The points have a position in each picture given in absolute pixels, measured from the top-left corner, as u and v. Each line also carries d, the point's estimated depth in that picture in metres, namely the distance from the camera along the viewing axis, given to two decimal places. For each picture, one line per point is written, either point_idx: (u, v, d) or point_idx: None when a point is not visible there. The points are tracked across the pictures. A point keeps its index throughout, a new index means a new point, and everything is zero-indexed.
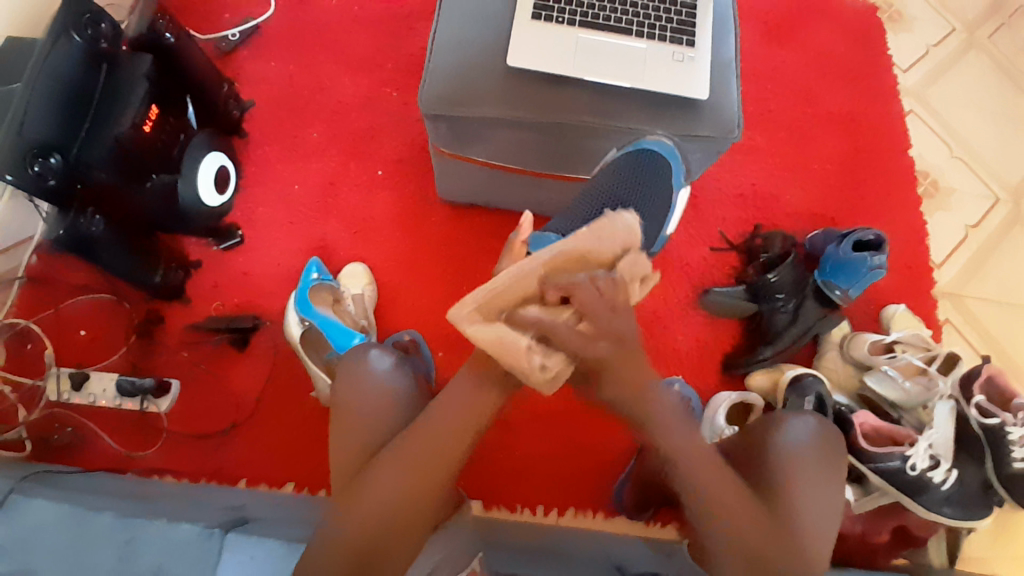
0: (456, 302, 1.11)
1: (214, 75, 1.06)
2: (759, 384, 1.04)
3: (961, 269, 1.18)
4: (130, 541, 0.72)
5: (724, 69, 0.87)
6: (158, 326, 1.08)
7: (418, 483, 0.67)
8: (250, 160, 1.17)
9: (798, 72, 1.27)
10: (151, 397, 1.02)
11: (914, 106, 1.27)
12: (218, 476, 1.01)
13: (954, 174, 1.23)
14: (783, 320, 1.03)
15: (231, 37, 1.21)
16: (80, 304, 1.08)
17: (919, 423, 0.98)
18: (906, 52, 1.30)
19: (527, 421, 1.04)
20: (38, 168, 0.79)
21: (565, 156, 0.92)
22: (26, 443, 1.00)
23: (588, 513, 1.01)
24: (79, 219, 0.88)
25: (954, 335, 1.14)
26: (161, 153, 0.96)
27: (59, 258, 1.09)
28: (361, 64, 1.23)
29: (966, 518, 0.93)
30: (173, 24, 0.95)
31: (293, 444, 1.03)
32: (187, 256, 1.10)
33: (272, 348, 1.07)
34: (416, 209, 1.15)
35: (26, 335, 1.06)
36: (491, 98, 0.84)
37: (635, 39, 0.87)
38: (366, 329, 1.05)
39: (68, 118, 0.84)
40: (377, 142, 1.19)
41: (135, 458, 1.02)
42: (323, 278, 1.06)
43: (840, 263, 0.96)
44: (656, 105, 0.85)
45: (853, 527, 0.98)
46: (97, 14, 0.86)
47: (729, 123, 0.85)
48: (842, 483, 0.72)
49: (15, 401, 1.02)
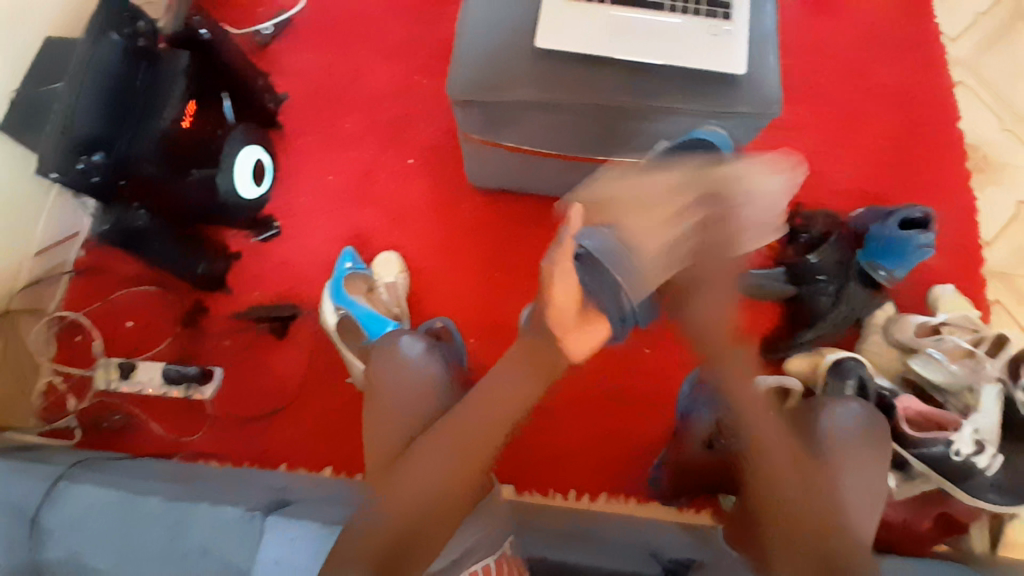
0: (489, 289, 1.11)
1: (248, 67, 1.08)
2: (797, 368, 1.02)
3: (1014, 247, 1.12)
4: (179, 523, 0.75)
5: (763, 43, 0.84)
6: (200, 316, 1.11)
7: (459, 468, 0.68)
8: (285, 152, 1.18)
9: (839, 46, 1.22)
10: (196, 384, 1.05)
11: (964, 76, 1.21)
12: (261, 460, 1.04)
13: (1008, 147, 1.17)
14: (825, 303, 1.00)
15: (265, 30, 1.23)
16: (126, 296, 1.12)
17: (964, 408, 0.94)
18: (954, 21, 1.24)
19: (562, 406, 1.04)
20: (83, 165, 0.83)
21: (598, 138, 0.90)
22: (76, 431, 1.05)
23: (621, 498, 1.00)
24: (126, 213, 0.94)
25: (1006, 317, 1.09)
26: (203, 146, 0.96)
27: (106, 251, 1.13)
28: (392, 53, 1.23)
29: (1013, 505, 0.89)
30: (207, 20, 0.97)
31: (331, 430, 1.05)
32: (226, 247, 1.13)
33: (309, 336, 1.09)
34: (448, 196, 1.16)
35: (75, 327, 1.10)
36: (523, 80, 0.83)
37: (669, 14, 0.84)
38: (399, 317, 1.07)
39: (112, 116, 0.86)
40: (409, 130, 1.19)
41: (183, 442, 1.06)
42: (357, 267, 1.07)
43: (888, 243, 0.92)
44: (692, 81, 0.83)
45: (897, 515, 0.97)
46: (136, 13, 0.90)
47: (768, 99, 0.82)
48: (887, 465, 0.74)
49: (66, 391, 1.08)
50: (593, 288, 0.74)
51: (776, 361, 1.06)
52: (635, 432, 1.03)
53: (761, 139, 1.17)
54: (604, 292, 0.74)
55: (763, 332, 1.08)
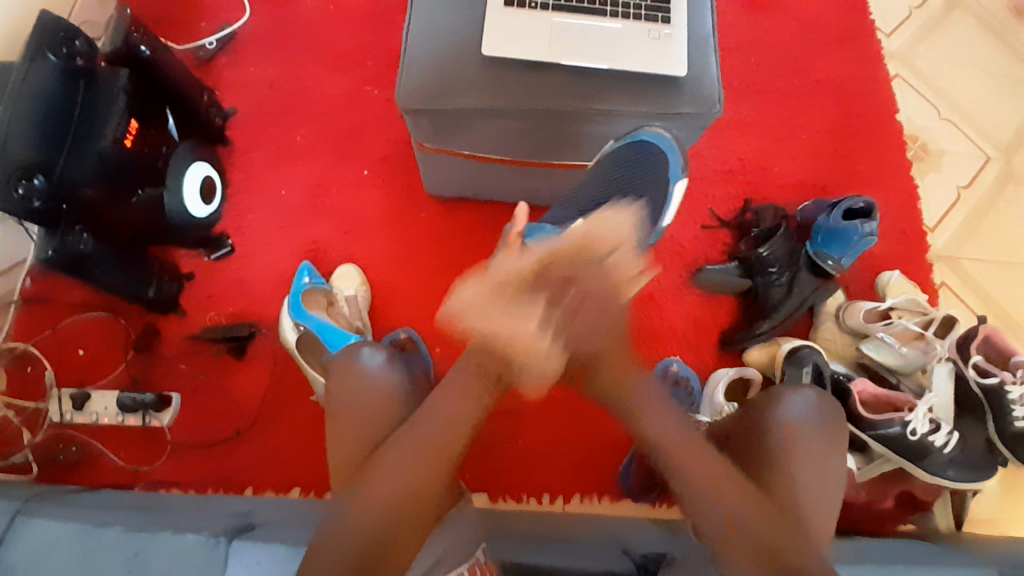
0: (451, 297, 1.11)
1: (193, 84, 1.06)
2: (757, 358, 1.04)
3: (955, 230, 1.17)
4: (138, 554, 0.72)
5: (702, 44, 0.86)
6: (155, 340, 1.08)
7: (418, 474, 0.68)
8: (236, 168, 1.16)
9: (781, 43, 1.26)
10: (153, 411, 1.02)
11: (900, 69, 1.26)
12: (224, 485, 1.02)
13: (945, 135, 1.23)
14: (778, 294, 1.03)
15: (208, 46, 1.21)
16: (77, 324, 1.08)
17: (919, 388, 0.98)
18: (889, 15, 1.29)
19: (529, 411, 1.04)
20: (23, 190, 0.79)
21: (548, 143, 0.91)
22: (33, 465, 1.01)
23: (594, 498, 1.01)
24: (67, 237, 0.87)
25: (952, 298, 1.13)
26: (146, 166, 0.95)
27: (53, 279, 1.09)
28: (342, 64, 1.22)
29: (971, 481, 0.93)
30: (148, 36, 0.95)
31: (296, 448, 1.03)
32: (180, 268, 1.10)
33: (270, 355, 1.07)
34: (405, 205, 1.15)
35: (24, 358, 1.06)
36: (469, 88, 0.83)
37: (610, 19, 0.86)
38: (361, 330, 1.06)
39: (48, 139, 0.83)
40: (363, 141, 1.18)
41: (141, 472, 1.03)
42: (315, 282, 1.06)
43: (832, 232, 0.96)
44: (636, 84, 0.84)
45: (858, 495, 0.98)
46: (71, 31, 0.86)
47: (710, 99, 0.84)
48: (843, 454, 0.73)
49: (19, 426, 1.03)
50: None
51: (736, 354, 1.08)
52: (602, 431, 1.04)
53: (710, 136, 1.20)
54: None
55: (721, 325, 1.08)
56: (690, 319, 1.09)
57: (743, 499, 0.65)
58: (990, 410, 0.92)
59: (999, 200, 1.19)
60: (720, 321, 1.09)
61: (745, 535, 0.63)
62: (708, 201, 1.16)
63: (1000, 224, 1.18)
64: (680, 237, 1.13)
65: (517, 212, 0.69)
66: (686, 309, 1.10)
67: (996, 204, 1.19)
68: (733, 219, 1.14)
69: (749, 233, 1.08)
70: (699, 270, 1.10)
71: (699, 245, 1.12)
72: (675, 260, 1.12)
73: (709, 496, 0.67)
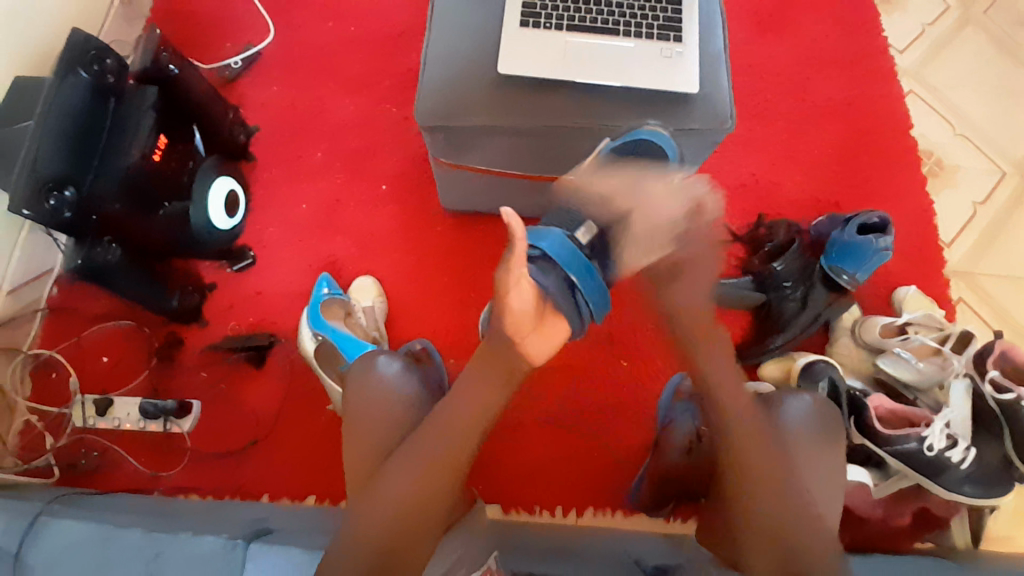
0: (464, 309, 1.13)
1: (217, 99, 1.08)
2: (771, 374, 1.06)
3: (971, 246, 1.17)
4: (158, 556, 0.73)
5: (713, 61, 0.88)
6: (177, 348, 1.10)
7: (427, 479, 0.69)
8: (257, 183, 1.19)
9: (794, 61, 1.27)
10: (173, 418, 1.04)
11: (914, 86, 1.26)
12: (241, 491, 1.03)
13: (960, 152, 1.22)
14: (793, 308, 1.03)
15: (232, 65, 1.25)
16: (100, 331, 1.11)
17: (936, 404, 0.98)
18: (902, 33, 1.30)
19: (540, 423, 1.05)
20: (54, 201, 0.83)
21: (562, 158, 0.93)
22: (55, 469, 1.04)
23: (606, 512, 1.01)
24: (95, 248, 0.91)
25: (968, 313, 1.13)
26: (171, 180, 0.98)
27: (80, 288, 1.13)
28: (361, 82, 1.25)
29: (988, 497, 0.91)
30: (175, 55, 0.97)
31: (312, 458, 1.05)
32: (201, 279, 1.13)
33: (287, 363, 1.10)
34: (420, 219, 1.17)
35: (50, 364, 1.09)
36: (484, 106, 0.86)
37: (622, 39, 0.88)
38: (378, 340, 1.08)
39: (79, 154, 0.87)
40: (381, 157, 1.21)
41: (160, 477, 1.05)
42: (332, 293, 1.08)
43: (847, 247, 0.96)
44: (647, 101, 0.86)
45: (875, 511, 0.97)
46: (102, 50, 0.91)
47: (721, 114, 0.85)
48: (842, 453, 0.76)
49: (42, 430, 1.06)
50: (551, 290, 0.72)
51: (749, 368, 1.08)
52: (614, 443, 1.04)
53: (722, 152, 1.21)
54: (561, 292, 0.73)
55: (734, 339, 1.10)
56: None
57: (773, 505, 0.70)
58: (1008, 425, 0.88)
59: (1015, 216, 1.18)
60: (733, 335, 1.10)
61: (762, 519, 0.70)
62: None
63: (1016, 239, 1.17)
64: None
65: (508, 216, 0.64)
66: None
67: (1013, 220, 1.18)
68: (745, 234, 1.15)
69: (762, 249, 1.08)
70: None
71: None
72: None
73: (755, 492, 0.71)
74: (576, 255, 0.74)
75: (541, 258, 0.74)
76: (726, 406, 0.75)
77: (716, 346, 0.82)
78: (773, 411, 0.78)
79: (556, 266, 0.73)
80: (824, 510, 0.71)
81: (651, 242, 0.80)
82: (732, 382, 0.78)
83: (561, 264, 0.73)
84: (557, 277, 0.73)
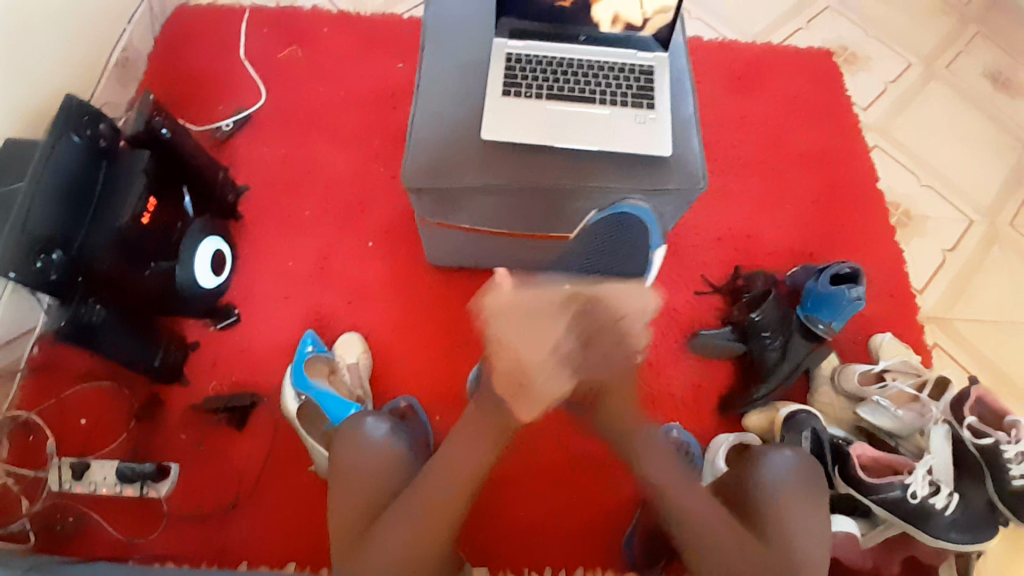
0: (451, 363, 1.13)
1: (210, 163, 1.10)
2: (756, 423, 1.06)
3: (943, 292, 1.21)
4: None
5: (685, 126, 0.93)
6: (159, 408, 1.09)
7: (410, 541, 0.69)
8: (245, 241, 1.21)
9: (765, 118, 1.33)
10: (151, 482, 1.01)
11: (879, 140, 1.34)
12: (221, 558, 1.00)
13: (926, 201, 1.28)
14: (773, 358, 1.05)
15: (225, 127, 1.28)
16: (81, 392, 1.10)
17: (918, 450, 0.99)
18: (866, 91, 1.38)
19: (526, 481, 1.04)
20: (41, 263, 0.85)
21: (544, 218, 0.96)
22: (31, 534, 0.99)
23: (597, 571, 0.99)
24: (80, 308, 0.92)
25: (945, 358, 1.15)
26: (160, 238, 0.96)
27: (63, 347, 1.11)
28: (351, 141, 1.29)
29: (974, 543, 0.90)
30: (168, 119, 0.98)
31: (294, 521, 1.02)
32: (186, 337, 1.13)
33: (271, 422, 1.08)
34: (407, 274, 1.19)
35: (28, 426, 1.06)
36: (469, 169, 0.89)
37: (599, 106, 0.93)
38: (362, 399, 1.06)
39: (68, 217, 0.90)
40: (370, 213, 1.24)
41: (136, 544, 1.01)
42: (319, 350, 1.08)
43: (822, 297, 1.00)
44: (625, 165, 0.90)
45: (865, 562, 0.95)
46: (95, 115, 0.94)
47: (695, 174, 0.90)
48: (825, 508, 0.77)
49: (18, 494, 1.02)
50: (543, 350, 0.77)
51: (734, 418, 1.09)
52: (602, 499, 1.03)
53: (701, 206, 1.26)
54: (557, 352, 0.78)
55: (719, 389, 1.11)
56: (688, 386, 1.11)
57: (733, 534, 0.71)
58: (988, 471, 0.91)
59: (982, 261, 1.23)
60: (717, 386, 1.11)
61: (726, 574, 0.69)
62: (701, 268, 1.20)
63: (986, 284, 1.21)
64: (675, 303, 1.17)
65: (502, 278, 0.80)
66: (683, 373, 1.12)
67: (981, 266, 1.23)
68: (724, 284, 1.18)
69: (740, 300, 1.12)
70: (694, 335, 1.13)
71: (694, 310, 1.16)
72: (672, 325, 1.15)
73: (715, 559, 0.70)
74: None
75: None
76: (669, 488, 0.75)
77: (647, 437, 0.80)
78: (756, 464, 0.80)
79: None
80: (808, 569, 0.71)
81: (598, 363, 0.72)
82: (674, 470, 0.77)
83: None
84: None
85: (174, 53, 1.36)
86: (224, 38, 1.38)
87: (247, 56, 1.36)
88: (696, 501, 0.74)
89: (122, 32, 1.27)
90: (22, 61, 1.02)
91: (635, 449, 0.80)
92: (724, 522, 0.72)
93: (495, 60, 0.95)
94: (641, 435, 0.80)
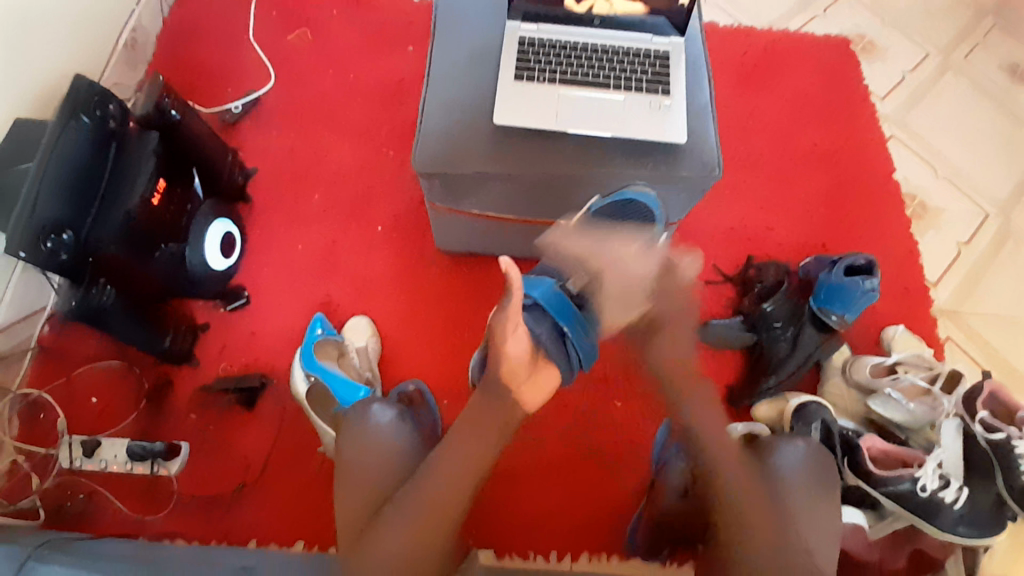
0: (458, 349, 1.13)
1: (218, 144, 1.10)
2: (765, 415, 1.06)
3: (956, 287, 1.19)
4: None
5: (700, 113, 0.91)
6: (169, 389, 1.10)
7: (412, 532, 0.69)
8: (254, 225, 1.21)
9: (779, 107, 1.31)
10: (162, 460, 1.03)
11: (895, 131, 1.31)
12: (229, 537, 1.01)
13: (942, 194, 1.26)
14: (783, 350, 1.04)
15: (234, 110, 1.28)
16: (91, 371, 1.10)
17: (928, 444, 0.99)
18: (883, 81, 1.36)
19: (532, 468, 1.04)
20: (51, 244, 0.84)
21: (555, 204, 0.95)
22: (41, 511, 1.01)
23: (601, 558, 0.99)
24: (90, 291, 0.89)
25: (957, 353, 1.14)
26: (171, 224, 0.99)
27: (73, 327, 1.12)
28: (360, 126, 1.29)
29: (982, 538, 0.90)
30: (178, 101, 0.98)
31: (301, 502, 1.03)
32: (195, 319, 1.13)
33: (279, 405, 1.09)
34: (415, 261, 1.19)
35: (40, 404, 1.07)
36: (481, 155, 0.88)
37: (613, 91, 0.91)
38: (371, 381, 1.06)
39: (79, 199, 0.89)
40: (378, 199, 1.23)
41: (146, 522, 1.02)
42: (327, 334, 1.08)
43: (835, 289, 0.97)
44: (638, 152, 0.89)
45: (871, 555, 0.96)
46: (105, 96, 0.93)
47: (709, 163, 0.88)
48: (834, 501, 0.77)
49: (27, 470, 1.03)
50: (543, 337, 0.82)
51: (742, 409, 1.09)
52: (607, 487, 1.03)
53: (712, 195, 1.24)
54: (553, 341, 0.82)
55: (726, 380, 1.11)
56: None
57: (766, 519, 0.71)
58: (998, 465, 0.89)
59: (997, 256, 1.21)
60: (726, 377, 1.11)
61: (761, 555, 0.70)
62: (711, 258, 1.19)
63: (999, 280, 1.20)
64: None
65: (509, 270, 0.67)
66: None
67: (996, 260, 1.21)
68: (735, 275, 1.17)
69: (752, 289, 1.12)
70: (705, 323, 1.12)
71: (703, 301, 1.15)
72: None
73: (751, 532, 0.71)
74: (568, 309, 0.84)
75: (534, 307, 0.85)
76: (715, 452, 0.75)
77: (701, 393, 0.80)
78: (767, 457, 0.79)
79: (546, 315, 0.83)
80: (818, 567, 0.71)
81: (627, 300, 0.82)
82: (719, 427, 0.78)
83: (552, 315, 0.83)
84: (547, 325, 0.83)
85: (183, 36, 1.36)
86: (234, 21, 1.37)
87: (256, 39, 1.36)
88: (734, 462, 0.74)
89: (132, 13, 1.27)
90: (33, 41, 1.02)
91: (684, 400, 0.80)
92: (761, 502, 0.72)
93: (508, 44, 0.93)
94: (692, 390, 0.80)
